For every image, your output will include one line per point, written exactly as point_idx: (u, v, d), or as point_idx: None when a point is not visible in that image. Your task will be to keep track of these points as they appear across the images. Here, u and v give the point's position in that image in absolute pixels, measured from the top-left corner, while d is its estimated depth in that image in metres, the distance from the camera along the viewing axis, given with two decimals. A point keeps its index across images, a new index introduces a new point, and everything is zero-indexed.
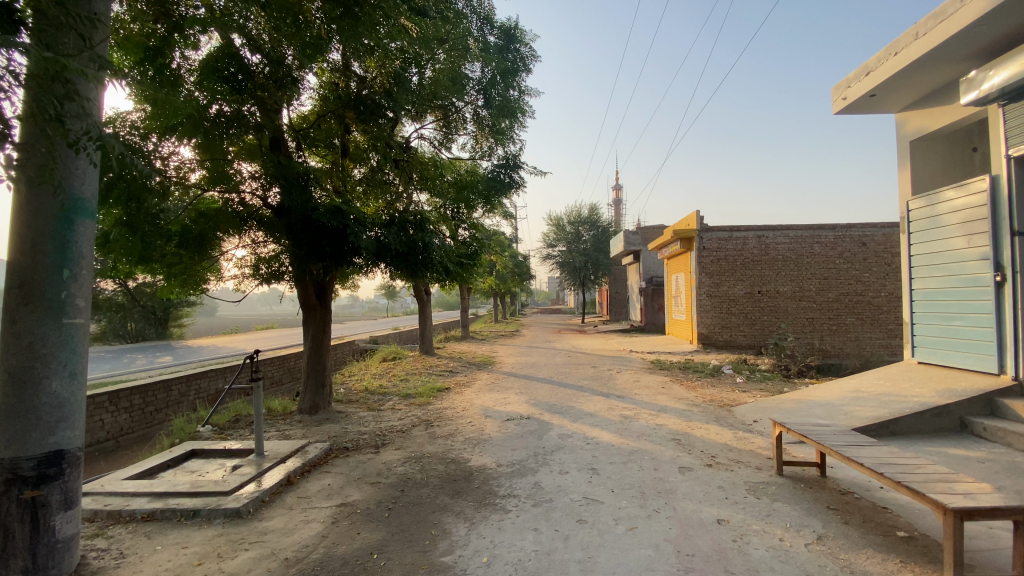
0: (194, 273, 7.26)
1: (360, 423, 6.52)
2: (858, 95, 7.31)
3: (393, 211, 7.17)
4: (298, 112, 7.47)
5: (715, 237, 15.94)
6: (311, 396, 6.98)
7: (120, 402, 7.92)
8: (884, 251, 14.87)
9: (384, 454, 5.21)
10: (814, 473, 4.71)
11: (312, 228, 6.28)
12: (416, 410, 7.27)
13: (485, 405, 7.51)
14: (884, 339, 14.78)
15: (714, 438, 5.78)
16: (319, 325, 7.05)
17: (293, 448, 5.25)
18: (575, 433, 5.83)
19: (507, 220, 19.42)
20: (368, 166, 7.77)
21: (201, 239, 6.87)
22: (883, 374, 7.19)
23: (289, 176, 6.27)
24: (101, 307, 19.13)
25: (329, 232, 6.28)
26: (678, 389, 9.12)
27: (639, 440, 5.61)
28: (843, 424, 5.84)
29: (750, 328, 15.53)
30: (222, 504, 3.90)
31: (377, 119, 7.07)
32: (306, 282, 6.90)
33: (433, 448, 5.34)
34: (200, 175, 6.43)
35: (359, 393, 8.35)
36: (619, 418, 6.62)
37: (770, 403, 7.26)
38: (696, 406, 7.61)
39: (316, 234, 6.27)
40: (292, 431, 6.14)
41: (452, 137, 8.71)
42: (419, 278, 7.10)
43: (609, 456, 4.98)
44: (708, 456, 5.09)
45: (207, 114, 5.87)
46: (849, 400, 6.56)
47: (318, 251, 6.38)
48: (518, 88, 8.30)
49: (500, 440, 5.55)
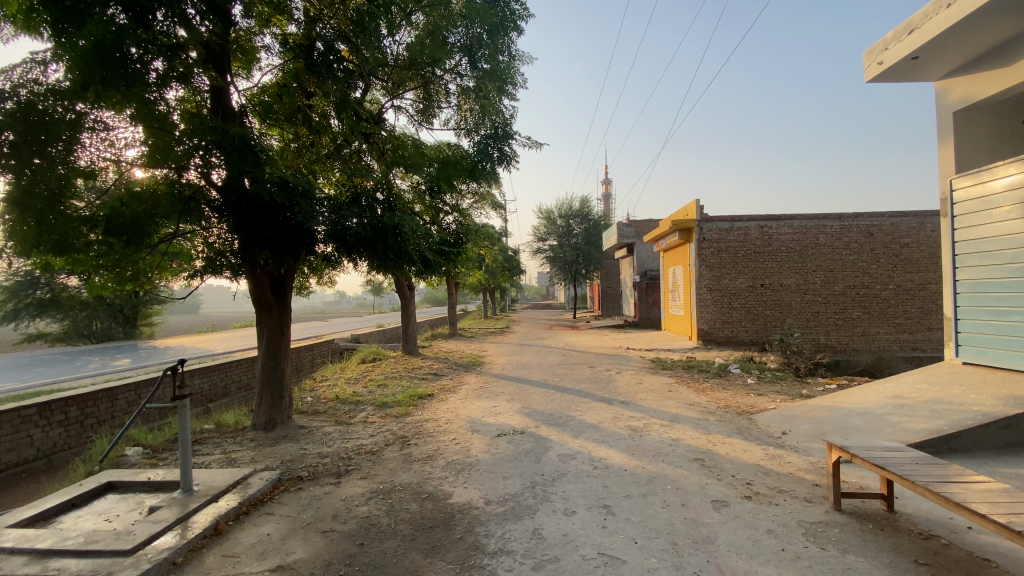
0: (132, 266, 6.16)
1: (324, 442, 5.50)
2: (899, 58, 6.46)
3: (360, 177, 6.17)
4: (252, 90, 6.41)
5: (716, 228, 15.02)
6: (266, 409, 5.95)
7: (53, 414, 6.83)
8: (893, 241, 14.12)
9: (346, 487, 4.21)
10: (877, 506, 3.82)
11: (256, 207, 5.25)
12: (393, 423, 6.27)
13: (472, 416, 6.53)
14: (893, 334, 14.08)
15: (743, 458, 4.86)
16: (274, 326, 6.01)
17: (232, 480, 4.24)
18: (579, 453, 4.88)
19: (497, 210, 18.43)
20: (346, 148, 6.68)
21: (134, 225, 5.73)
22: (925, 377, 6.33)
23: (230, 145, 5.25)
24: (63, 306, 17.90)
25: (273, 212, 5.28)
26: (687, 393, 8.19)
27: (657, 462, 4.66)
28: (895, 440, 4.94)
29: (753, 323, 14.69)
30: (114, 571, 2.89)
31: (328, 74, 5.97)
32: (258, 275, 5.83)
33: (407, 477, 4.34)
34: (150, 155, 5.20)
35: (327, 403, 7.30)
36: (628, 432, 5.69)
37: (798, 411, 6.36)
38: (712, 414, 6.70)
39: (258, 214, 5.26)
40: (239, 454, 5.11)
41: (433, 111, 7.74)
42: (394, 268, 6.10)
43: (625, 486, 4.02)
44: (744, 484, 4.15)
45: (129, 60, 4.86)
46: (893, 410, 5.67)
47: (260, 236, 5.28)
48: (508, 54, 7.24)
49: (490, 465, 4.57)
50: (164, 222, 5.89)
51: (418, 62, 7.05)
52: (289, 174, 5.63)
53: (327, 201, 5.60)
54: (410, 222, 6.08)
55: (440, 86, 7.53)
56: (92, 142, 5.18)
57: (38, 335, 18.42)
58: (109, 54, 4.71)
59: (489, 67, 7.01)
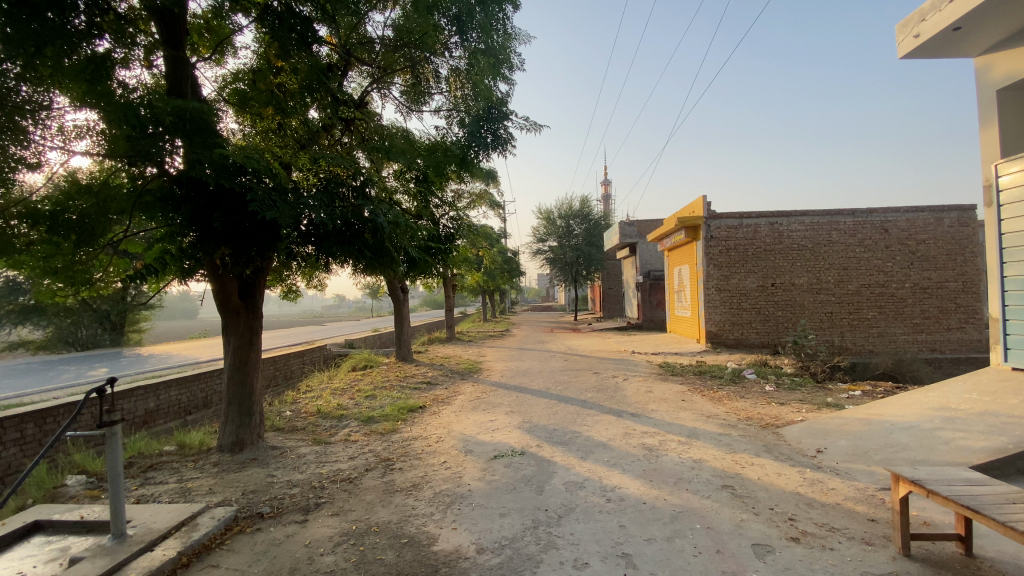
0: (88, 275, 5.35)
1: (296, 467, 4.82)
2: (937, 29, 5.82)
3: (314, 155, 5.23)
4: (222, 82, 5.88)
5: (724, 225, 14.29)
6: (232, 429, 5.28)
7: (5, 433, 6.08)
8: (909, 237, 13.44)
9: (312, 528, 3.53)
10: (954, 549, 3.16)
11: (204, 195, 4.44)
12: (376, 442, 5.60)
13: (466, 433, 5.85)
14: (910, 335, 13.40)
15: (779, 484, 4.17)
16: (242, 336, 5.33)
17: (177, 520, 3.56)
18: (588, 481, 4.20)
19: (495, 210, 17.75)
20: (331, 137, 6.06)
21: (85, 223, 4.96)
22: (973, 386, 5.65)
23: (190, 130, 4.60)
24: (47, 312, 17.33)
25: (223, 200, 4.44)
26: (703, 403, 7.50)
27: (679, 491, 3.98)
28: (953, 462, 4.26)
29: (764, 324, 14.01)
30: None
31: (299, 51, 5.31)
32: (221, 277, 5.12)
33: (386, 515, 3.66)
34: (115, 139, 4.41)
35: (308, 418, 6.63)
36: (642, 451, 5.02)
37: (830, 425, 5.68)
38: (734, 427, 6.02)
39: (209, 203, 4.43)
40: (196, 483, 4.43)
41: (425, 99, 7.14)
42: (378, 264, 5.45)
43: (646, 527, 3.34)
44: (787, 522, 3.47)
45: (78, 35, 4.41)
46: (943, 424, 4.99)
47: (209, 229, 4.44)
48: (502, 30, 6.56)
49: (484, 498, 3.89)
50: (121, 219, 5.19)
51: (404, 42, 6.42)
52: (250, 154, 4.86)
53: (290, 189, 4.78)
54: (384, 210, 5.24)
55: (428, 68, 6.91)
56: (36, 132, 4.32)
57: (21, 342, 17.76)
58: (50, 21, 4.19)
59: (482, 46, 6.34)
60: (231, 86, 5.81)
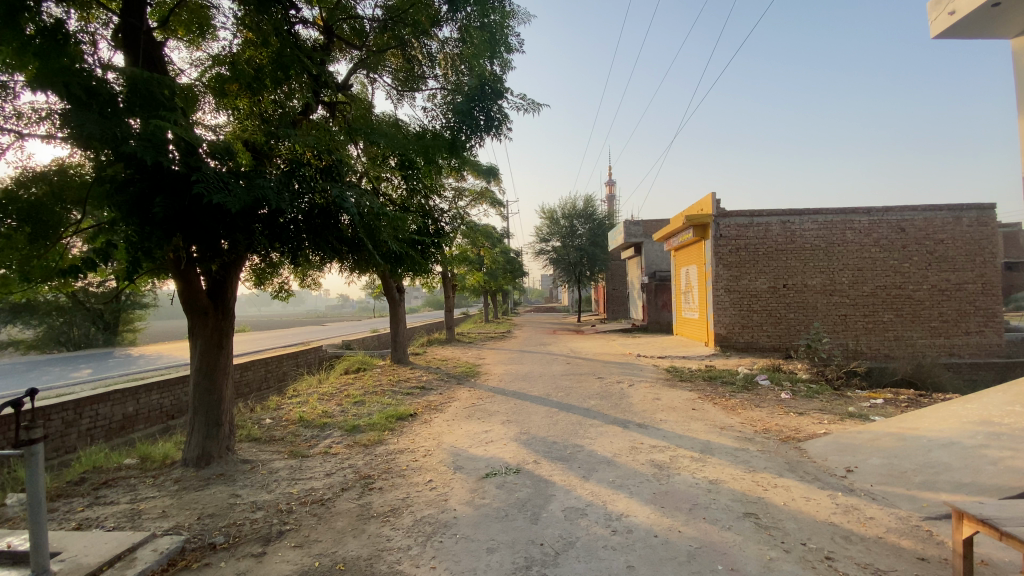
0: (51, 275, 4.67)
1: (264, 485, 4.34)
2: (975, 6, 5.29)
3: (285, 138, 4.70)
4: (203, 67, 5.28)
5: (734, 224, 13.71)
6: (198, 440, 4.79)
7: None
8: (927, 237, 12.86)
9: (269, 565, 3.03)
10: None
11: (150, 175, 3.82)
12: (358, 456, 5.11)
13: (457, 445, 5.35)
14: (928, 338, 12.83)
15: (808, 512, 3.65)
16: (209, 338, 4.85)
17: (114, 553, 3.05)
18: (590, 506, 3.70)
19: (497, 209, 17.22)
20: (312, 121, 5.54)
21: (36, 215, 4.42)
22: (1016, 397, 5.11)
23: (142, 104, 4.07)
24: (37, 310, 16.90)
25: (173, 184, 3.87)
26: (715, 412, 6.96)
27: (696, 521, 3.46)
28: (1008, 487, 3.73)
29: (775, 327, 13.42)
30: None
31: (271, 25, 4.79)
32: (184, 273, 4.62)
33: (356, 549, 3.16)
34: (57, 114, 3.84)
35: (288, 428, 6.15)
36: (651, 470, 4.50)
37: (859, 439, 5.14)
38: (750, 441, 5.49)
39: (156, 186, 3.84)
40: (150, 505, 3.93)
41: (416, 84, 6.64)
42: (359, 258, 4.99)
43: (658, 568, 2.83)
44: (823, 562, 2.96)
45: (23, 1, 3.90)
46: (988, 440, 4.47)
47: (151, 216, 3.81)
48: (499, 9, 6.08)
49: (471, 527, 3.39)
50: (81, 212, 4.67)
51: (393, 20, 5.94)
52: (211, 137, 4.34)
53: (251, 173, 4.28)
54: (359, 197, 4.73)
55: (420, 50, 6.43)
56: None
57: (11, 342, 17.30)
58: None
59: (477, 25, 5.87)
60: (211, 71, 5.17)
